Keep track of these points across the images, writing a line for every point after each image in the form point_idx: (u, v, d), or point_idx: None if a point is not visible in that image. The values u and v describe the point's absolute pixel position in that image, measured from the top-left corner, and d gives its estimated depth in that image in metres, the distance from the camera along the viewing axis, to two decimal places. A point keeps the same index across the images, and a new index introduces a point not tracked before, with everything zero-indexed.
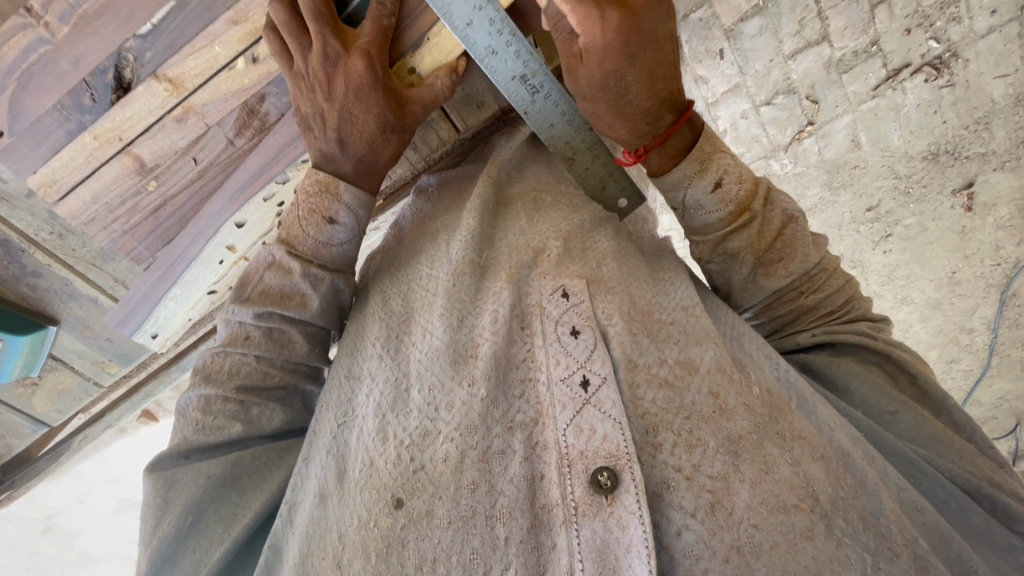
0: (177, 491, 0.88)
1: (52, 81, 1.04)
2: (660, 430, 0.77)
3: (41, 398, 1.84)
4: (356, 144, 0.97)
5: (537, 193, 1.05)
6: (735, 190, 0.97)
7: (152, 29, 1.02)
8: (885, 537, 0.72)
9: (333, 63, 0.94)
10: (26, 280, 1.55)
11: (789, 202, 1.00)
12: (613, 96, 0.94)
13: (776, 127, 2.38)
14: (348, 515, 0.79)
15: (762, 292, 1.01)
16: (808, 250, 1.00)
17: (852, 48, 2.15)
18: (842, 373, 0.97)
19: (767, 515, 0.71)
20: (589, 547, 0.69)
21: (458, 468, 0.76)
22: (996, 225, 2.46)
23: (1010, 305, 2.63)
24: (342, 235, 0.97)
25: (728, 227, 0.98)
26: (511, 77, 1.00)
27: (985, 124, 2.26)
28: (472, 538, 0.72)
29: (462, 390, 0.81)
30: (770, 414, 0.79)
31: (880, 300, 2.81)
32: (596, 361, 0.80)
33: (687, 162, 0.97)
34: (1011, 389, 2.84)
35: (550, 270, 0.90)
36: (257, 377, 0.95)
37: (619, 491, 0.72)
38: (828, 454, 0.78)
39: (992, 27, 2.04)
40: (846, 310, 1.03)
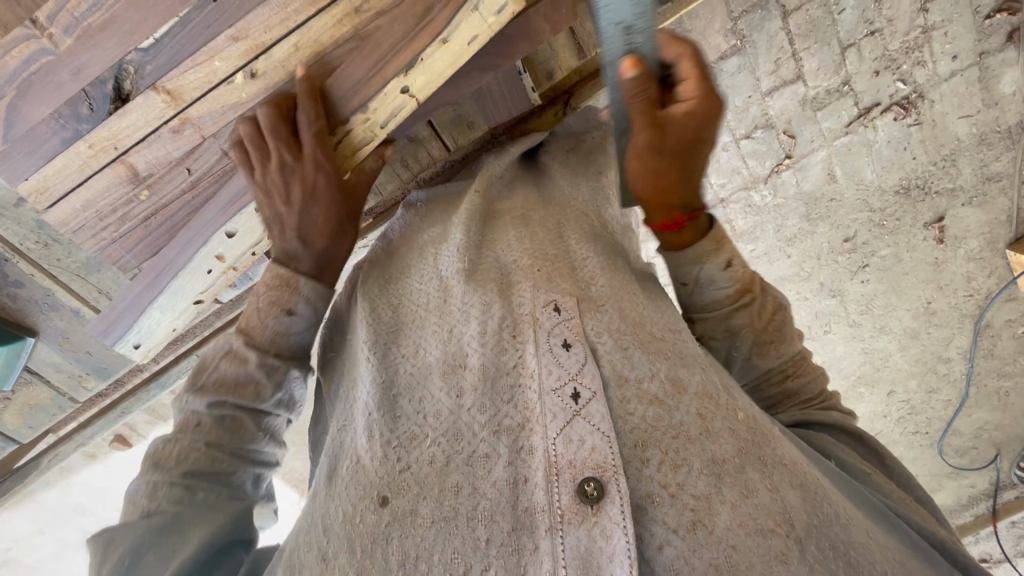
0: (117, 543, 0.87)
1: (50, 90, 1.07)
2: (649, 446, 0.77)
3: (14, 412, 1.86)
4: (316, 242, 1.02)
5: (525, 210, 1.09)
6: (741, 272, 1.07)
7: (155, 43, 1.06)
8: (854, 567, 0.73)
9: (288, 173, 1.01)
10: (7, 291, 1.55)
11: (780, 293, 1.15)
12: (680, 162, 0.96)
13: (756, 159, 2.44)
14: (334, 512, 0.81)
15: (756, 370, 1.13)
16: (795, 337, 1.15)
17: (825, 88, 2.25)
18: (821, 441, 1.03)
19: (745, 537, 0.71)
20: (573, 555, 0.68)
21: (443, 471, 0.78)
22: (967, 257, 2.60)
23: (983, 335, 2.79)
24: (299, 325, 1.00)
25: (733, 304, 1.09)
26: (616, 23, 0.86)
27: (952, 161, 2.39)
28: (454, 538, 0.73)
29: (450, 401, 0.84)
30: (754, 440, 0.81)
31: (861, 329, 2.92)
32: (587, 375, 0.81)
33: (707, 241, 1.04)
34: (989, 419, 3.04)
35: (542, 283, 0.92)
36: (205, 463, 0.93)
37: (604, 502, 0.71)
38: (806, 483, 0.79)
39: (954, 71, 2.18)
40: (823, 399, 1.13)
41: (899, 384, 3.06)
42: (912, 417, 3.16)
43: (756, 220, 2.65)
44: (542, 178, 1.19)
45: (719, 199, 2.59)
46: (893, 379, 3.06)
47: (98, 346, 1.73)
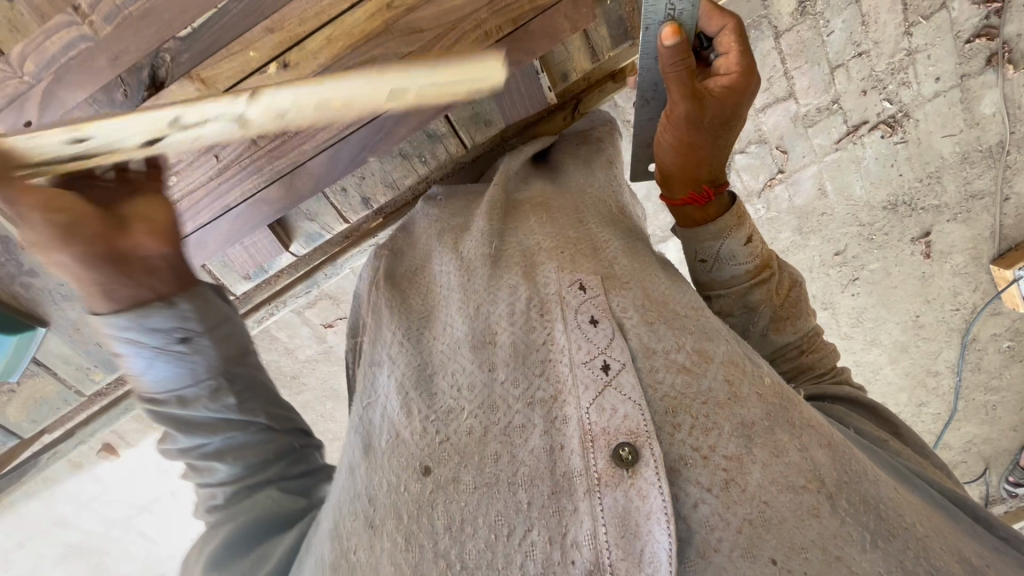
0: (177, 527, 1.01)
1: (86, 75, 1.09)
2: (680, 412, 0.80)
3: (16, 407, 1.78)
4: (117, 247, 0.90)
5: (543, 199, 1.13)
6: (761, 248, 1.15)
7: (192, 32, 1.09)
8: (885, 519, 0.75)
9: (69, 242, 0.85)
10: (21, 280, 1.54)
11: (795, 271, 1.25)
12: (717, 134, 1.04)
13: (750, 174, 2.49)
14: (377, 482, 0.83)
15: (771, 344, 1.21)
16: (807, 314, 1.24)
17: (816, 105, 2.31)
18: (836, 409, 1.09)
19: (778, 493, 0.75)
20: (611, 513, 0.72)
21: (482, 440, 0.81)
22: (952, 271, 2.69)
23: (970, 348, 2.88)
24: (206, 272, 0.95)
25: (752, 279, 1.15)
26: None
27: (937, 178, 2.49)
28: (497, 501, 0.76)
29: (483, 374, 0.86)
30: (781, 404, 0.84)
31: (851, 342, 2.98)
32: (616, 349, 0.84)
33: (728, 215, 1.11)
34: (977, 433, 3.13)
35: (567, 264, 0.95)
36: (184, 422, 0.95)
37: (639, 464, 0.75)
38: (833, 442, 0.82)
39: (937, 92, 2.28)
40: (833, 374, 1.23)
41: (889, 397, 3.13)
42: None
43: None
44: (557, 173, 1.23)
45: None
46: (884, 392, 3.12)
47: None
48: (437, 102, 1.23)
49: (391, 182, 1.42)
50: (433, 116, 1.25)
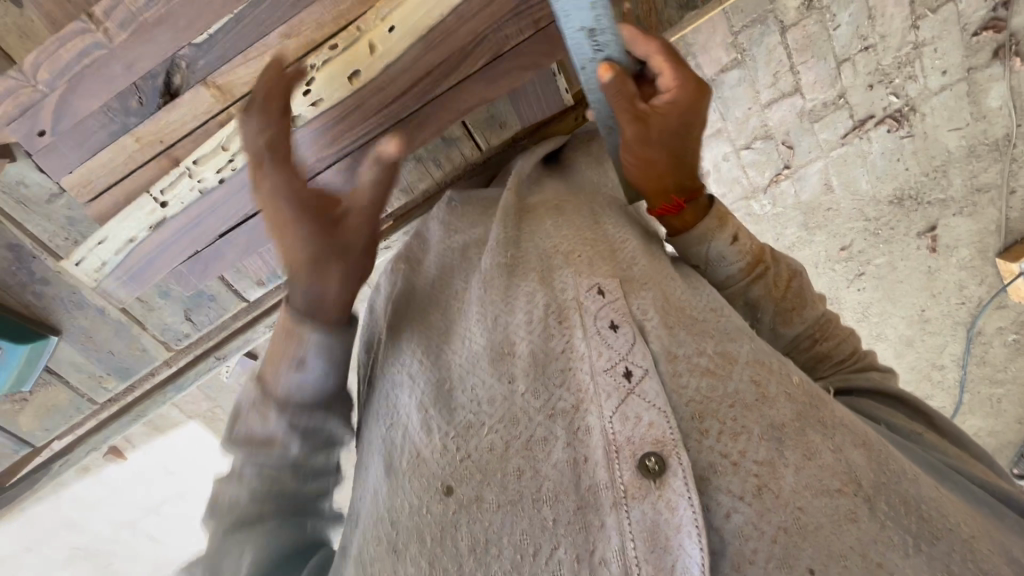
0: None
1: (101, 83, 1.08)
2: (706, 417, 0.78)
3: (29, 414, 1.79)
4: None
5: (558, 202, 1.10)
6: (750, 244, 1.07)
7: (208, 38, 1.09)
8: (926, 520, 0.73)
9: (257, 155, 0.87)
10: (33, 288, 1.55)
11: (792, 259, 1.14)
12: (672, 145, 1.01)
13: (756, 170, 2.49)
14: (398, 505, 0.81)
15: (781, 339, 1.12)
16: (815, 301, 1.14)
17: (822, 100, 2.30)
18: (864, 403, 1.04)
19: (814, 498, 0.72)
20: (641, 527, 0.69)
21: (504, 456, 0.80)
22: (959, 266, 2.68)
23: (975, 342, 2.86)
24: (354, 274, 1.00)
25: (747, 277, 1.07)
26: (580, 26, 0.93)
27: (943, 172, 2.48)
28: (521, 520, 0.75)
29: (503, 388, 0.85)
30: (810, 403, 0.82)
31: (857, 337, 2.99)
32: (637, 354, 0.82)
33: (711, 218, 1.04)
34: (983, 425, 3.10)
35: (583, 269, 0.94)
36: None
37: (667, 474, 0.72)
38: (867, 441, 0.79)
39: (943, 86, 2.27)
40: (856, 360, 1.12)
41: None
42: None
43: (755, 229, 2.72)
44: (570, 173, 1.21)
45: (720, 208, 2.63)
46: None
47: (120, 345, 1.69)
48: (454, 106, 1.16)
49: (407, 185, 1.43)
50: (449, 123, 1.16)
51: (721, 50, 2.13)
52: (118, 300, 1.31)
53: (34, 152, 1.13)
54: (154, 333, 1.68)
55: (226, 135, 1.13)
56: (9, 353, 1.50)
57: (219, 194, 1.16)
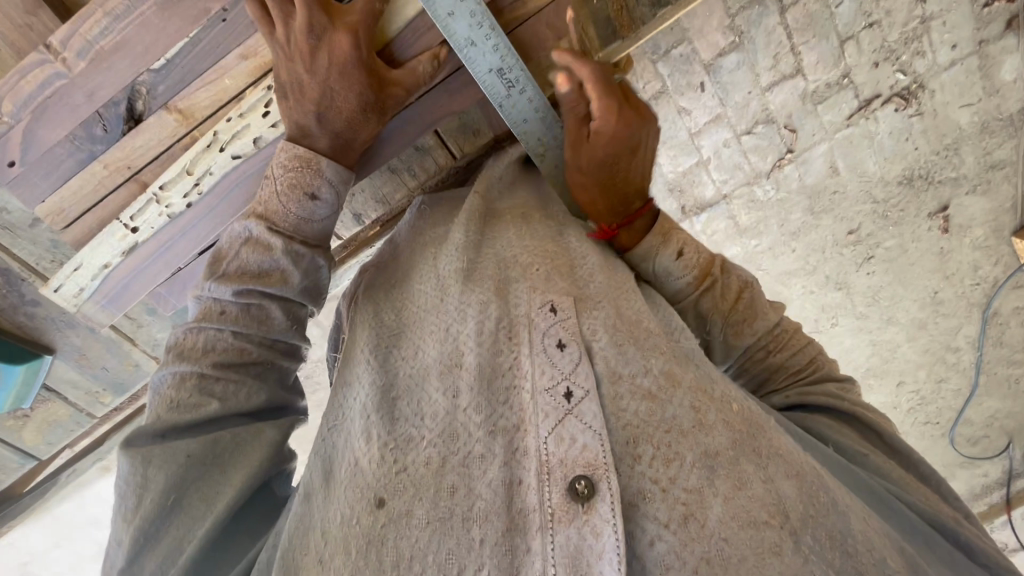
0: (155, 469, 0.88)
1: (65, 112, 1.13)
2: (641, 442, 0.78)
3: (31, 430, 1.92)
4: (334, 118, 1.05)
5: (524, 209, 1.11)
6: (696, 258, 1.09)
7: (166, 63, 1.13)
8: (851, 555, 0.74)
9: (317, 36, 1.00)
10: (25, 309, 1.66)
11: (744, 269, 1.15)
12: (605, 171, 1.11)
13: (757, 155, 2.42)
14: (332, 514, 0.82)
15: (735, 351, 1.13)
16: (768, 311, 1.14)
17: (825, 81, 2.23)
18: (813, 425, 1.03)
19: (738, 529, 0.73)
20: (562, 553, 0.70)
21: (439, 472, 0.80)
22: (972, 245, 2.61)
23: (991, 323, 2.79)
24: (323, 210, 1.04)
25: (697, 289, 1.09)
26: (489, 70, 1.09)
27: (955, 150, 2.39)
28: (449, 538, 0.75)
29: (446, 401, 0.85)
30: (748, 431, 0.82)
31: (867, 321, 2.91)
32: (580, 375, 0.83)
33: (652, 235, 1.09)
34: (1000, 408, 3.03)
35: (538, 284, 0.94)
36: (233, 354, 0.98)
37: (596, 498, 0.73)
38: (802, 473, 0.79)
39: (953, 60, 2.18)
40: (812, 370, 1.13)
41: (908, 375, 3.05)
42: (922, 408, 3.14)
43: (759, 215, 2.62)
44: (543, 181, 1.21)
45: (721, 195, 2.54)
46: (902, 370, 3.04)
47: (114, 361, 1.86)
48: (421, 120, 1.21)
49: (382, 197, 1.43)
50: (416, 136, 1.22)
51: (718, 35, 2.08)
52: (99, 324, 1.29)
53: (4, 182, 1.16)
54: (145, 348, 1.85)
55: (190, 159, 1.15)
56: (6, 374, 1.62)
57: (189, 217, 1.18)
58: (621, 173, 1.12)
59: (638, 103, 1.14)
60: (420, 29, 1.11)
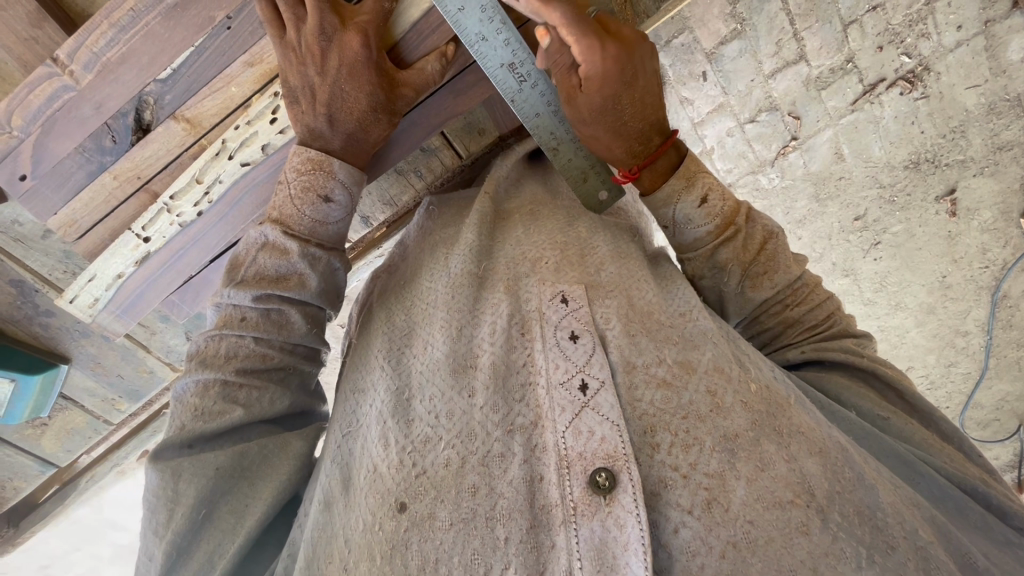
0: (185, 482, 0.89)
1: (74, 125, 1.14)
2: (658, 430, 0.79)
3: (50, 437, 1.95)
4: (345, 119, 1.05)
5: (531, 206, 1.11)
6: (720, 206, 1.06)
7: (172, 73, 1.13)
8: (881, 530, 0.74)
9: (328, 38, 1.01)
10: (39, 319, 1.69)
11: (769, 220, 1.10)
12: (610, 118, 1.03)
13: (762, 143, 2.40)
14: (354, 522, 0.83)
15: (750, 304, 1.10)
16: (790, 264, 1.10)
17: (828, 66, 2.21)
18: (832, 385, 1.02)
19: (762, 511, 0.74)
20: (587, 546, 0.72)
21: (459, 472, 0.80)
22: (981, 229, 2.58)
23: (1000, 306, 2.77)
24: (337, 213, 1.04)
25: (716, 238, 1.06)
26: (500, 64, 1.08)
27: (961, 132, 2.36)
28: (473, 538, 0.76)
29: (463, 400, 0.86)
30: (768, 410, 0.82)
31: (875, 307, 2.91)
32: (595, 366, 0.83)
33: (674, 180, 1.06)
34: (1010, 391, 3.01)
35: (548, 276, 0.94)
36: (256, 359, 0.97)
37: (617, 491, 0.74)
38: (826, 449, 0.80)
39: (959, 41, 2.15)
40: (829, 326, 1.11)
41: (916, 359, 3.04)
42: (931, 392, 3.14)
43: (764, 204, 2.61)
44: (548, 176, 1.21)
45: (726, 184, 2.53)
46: (911, 355, 3.04)
47: (129, 369, 1.88)
48: (428, 122, 1.21)
49: (390, 199, 1.44)
50: (423, 138, 1.22)
51: (718, 23, 2.07)
52: (112, 334, 1.30)
53: (16, 197, 1.17)
54: (159, 355, 1.87)
55: (199, 167, 1.15)
56: (23, 385, 1.63)
57: (200, 226, 1.19)
58: (626, 115, 1.03)
59: (620, 26, 1.01)
60: (425, 31, 1.10)
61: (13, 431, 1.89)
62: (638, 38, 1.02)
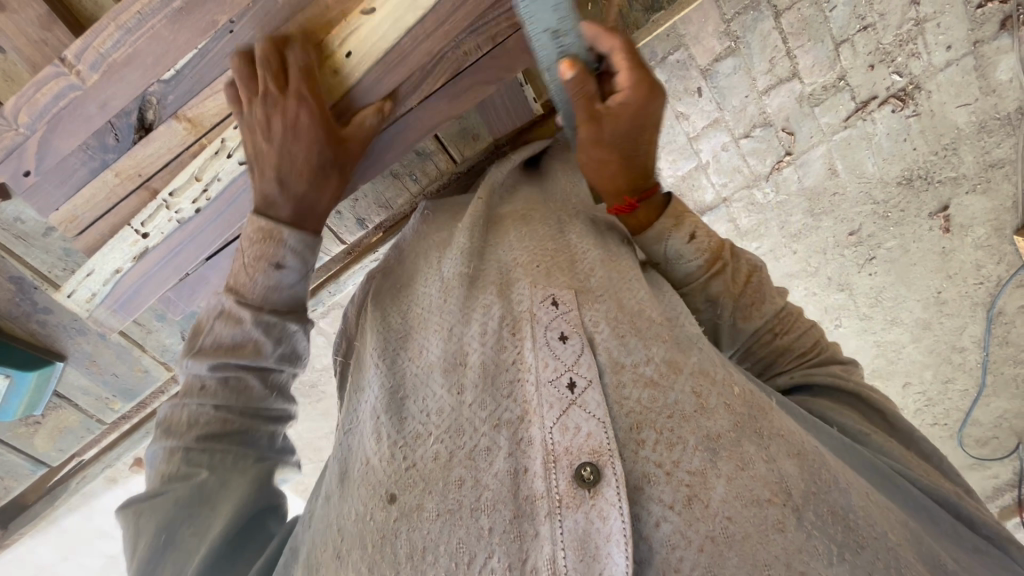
0: (149, 517, 0.94)
1: (77, 123, 1.17)
2: (644, 428, 0.80)
3: (43, 436, 1.95)
4: (295, 182, 1.04)
5: (524, 211, 1.13)
6: (707, 241, 1.11)
7: (175, 74, 1.17)
8: (853, 530, 0.75)
9: (272, 106, 1.05)
10: (37, 317, 1.70)
11: (752, 255, 1.18)
12: (625, 148, 1.05)
13: (756, 158, 2.44)
14: (348, 511, 0.85)
15: (742, 335, 1.15)
16: (776, 296, 1.16)
17: (822, 84, 2.26)
18: (818, 406, 1.06)
19: (741, 507, 0.74)
20: (571, 536, 0.72)
21: (447, 465, 0.82)
22: (975, 245, 2.61)
23: (996, 323, 2.79)
24: (290, 278, 1.04)
25: (707, 272, 1.11)
26: None
27: (954, 150, 2.40)
28: (458, 528, 0.77)
29: (452, 397, 0.88)
30: (750, 413, 0.84)
31: (870, 322, 2.93)
32: (583, 365, 0.85)
33: (665, 218, 1.09)
34: (1008, 408, 3.02)
35: (538, 279, 0.96)
36: (217, 424, 1.01)
37: (601, 485, 0.75)
38: (804, 451, 0.81)
39: (949, 61, 2.20)
40: (818, 353, 1.15)
41: (913, 375, 3.06)
42: (929, 409, 3.15)
43: (759, 218, 2.64)
44: (543, 181, 1.25)
45: (722, 198, 2.57)
46: (908, 371, 3.06)
47: (125, 368, 1.89)
48: (422, 124, 1.26)
49: (385, 201, 1.46)
50: (417, 139, 1.27)
51: (714, 40, 2.11)
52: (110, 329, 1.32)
53: (19, 192, 1.22)
54: (154, 354, 1.89)
55: (199, 166, 1.19)
56: (18, 380, 1.65)
57: (198, 222, 1.22)
58: (641, 150, 1.07)
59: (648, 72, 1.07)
60: (419, 36, 1.15)
61: (7, 429, 1.90)
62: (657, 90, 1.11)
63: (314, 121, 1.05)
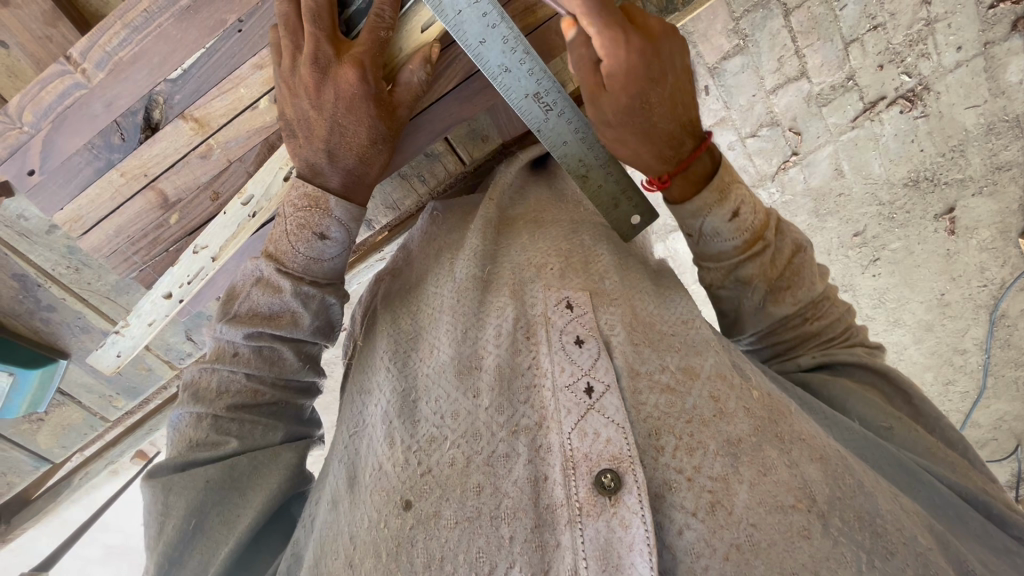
0: (176, 496, 0.94)
1: (84, 122, 1.16)
2: (663, 433, 0.80)
3: (46, 433, 1.98)
4: (346, 155, 1.04)
5: (537, 213, 1.12)
6: (750, 220, 1.04)
7: (182, 73, 1.15)
8: (881, 536, 0.75)
9: (322, 70, 1.00)
10: (41, 314, 1.70)
11: (800, 233, 1.12)
12: (637, 121, 1.02)
13: (762, 158, 2.42)
14: (359, 519, 0.84)
15: (769, 319, 1.10)
16: (816, 280, 1.11)
17: (830, 83, 2.23)
18: (839, 390, 1.05)
19: (765, 515, 0.74)
20: (593, 546, 0.72)
21: (464, 471, 0.81)
22: (979, 247, 2.59)
23: (998, 325, 2.78)
24: (332, 250, 1.03)
25: (743, 255, 1.05)
26: (525, 95, 1.08)
27: (960, 152, 2.38)
28: (478, 537, 0.76)
29: (468, 401, 0.86)
30: (770, 417, 0.83)
31: (873, 323, 2.91)
32: (600, 369, 0.84)
33: (708, 192, 1.03)
34: (1009, 410, 3.01)
35: (553, 281, 0.95)
36: (247, 394, 1.02)
37: (622, 492, 0.74)
38: (826, 455, 0.81)
39: (959, 62, 2.18)
40: (845, 336, 1.13)
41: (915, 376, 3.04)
42: None
43: None
44: (553, 182, 1.23)
45: None
46: (909, 372, 3.04)
47: (129, 367, 1.89)
48: (433, 127, 1.26)
49: (393, 202, 1.44)
50: (426, 142, 1.27)
51: (721, 39, 2.10)
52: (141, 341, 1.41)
53: (24, 192, 1.20)
54: (159, 353, 1.88)
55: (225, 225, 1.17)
56: (22, 378, 1.65)
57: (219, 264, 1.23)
58: (656, 116, 1.02)
59: (648, 19, 1.02)
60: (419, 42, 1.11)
61: (9, 426, 1.92)
62: (668, 31, 1.03)
63: (361, 94, 1.02)
